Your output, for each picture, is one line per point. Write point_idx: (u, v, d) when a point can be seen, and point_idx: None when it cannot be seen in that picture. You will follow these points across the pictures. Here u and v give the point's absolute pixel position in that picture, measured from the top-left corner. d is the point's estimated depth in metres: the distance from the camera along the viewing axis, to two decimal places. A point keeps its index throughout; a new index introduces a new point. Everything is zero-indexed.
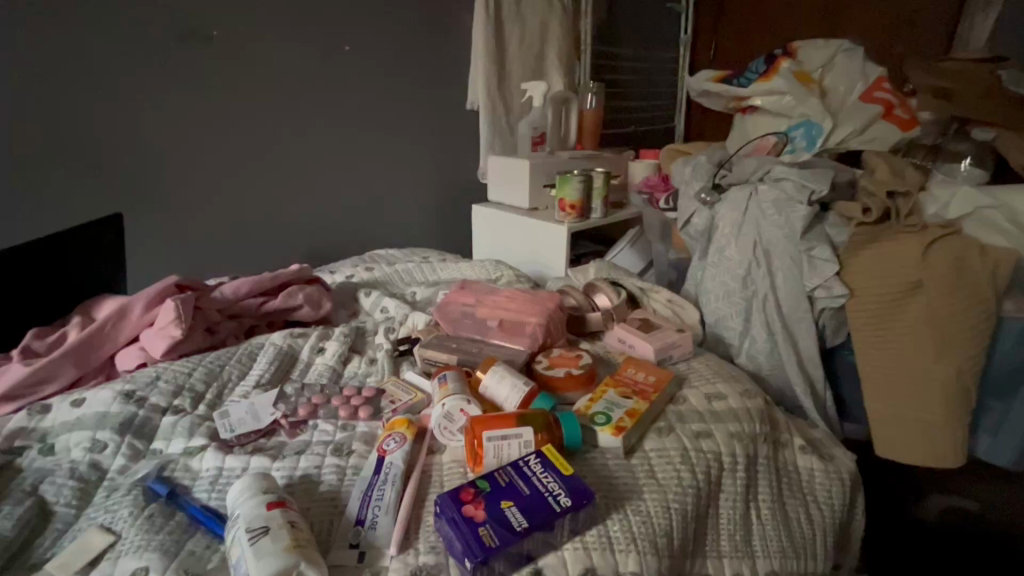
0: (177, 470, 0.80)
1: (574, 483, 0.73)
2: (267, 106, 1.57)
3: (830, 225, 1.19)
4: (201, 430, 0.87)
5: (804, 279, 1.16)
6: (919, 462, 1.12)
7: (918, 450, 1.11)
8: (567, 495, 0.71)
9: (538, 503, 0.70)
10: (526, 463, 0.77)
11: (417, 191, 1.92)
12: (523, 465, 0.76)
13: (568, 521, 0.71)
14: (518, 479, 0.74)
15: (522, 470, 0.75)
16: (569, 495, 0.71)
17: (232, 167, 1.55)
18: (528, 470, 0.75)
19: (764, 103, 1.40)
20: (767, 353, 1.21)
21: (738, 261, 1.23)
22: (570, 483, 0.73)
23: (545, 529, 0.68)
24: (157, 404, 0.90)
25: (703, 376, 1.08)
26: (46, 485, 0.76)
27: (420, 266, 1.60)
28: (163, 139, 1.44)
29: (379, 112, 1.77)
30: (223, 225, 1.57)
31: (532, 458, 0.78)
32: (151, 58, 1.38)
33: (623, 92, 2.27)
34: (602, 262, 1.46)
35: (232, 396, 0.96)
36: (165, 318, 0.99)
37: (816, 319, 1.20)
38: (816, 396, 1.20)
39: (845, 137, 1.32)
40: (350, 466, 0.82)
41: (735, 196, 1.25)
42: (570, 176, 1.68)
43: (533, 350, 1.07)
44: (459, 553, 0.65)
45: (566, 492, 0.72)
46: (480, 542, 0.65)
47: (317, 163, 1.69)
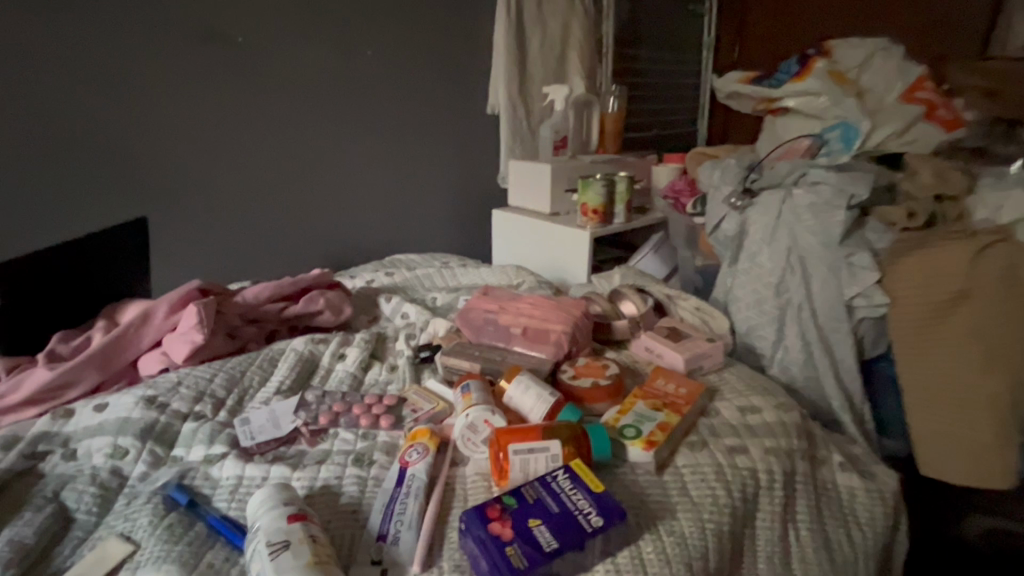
0: (197, 479, 0.79)
1: (604, 503, 0.70)
2: (288, 110, 1.57)
3: (870, 231, 1.13)
4: (221, 437, 0.85)
5: (842, 287, 1.12)
6: (965, 483, 1.06)
7: (965, 471, 1.05)
8: (597, 515, 0.68)
9: (566, 522, 0.67)
10: (555, 478, 0.73)
11: (437, 195, 1.91)
12: (550, 479, 0.73)
13: (599, 542, 0.68)
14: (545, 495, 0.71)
15: (549, 484, 0.72)
16: (600, 513, 0.68)
17: (254, 172, 1.55)
18: (556, 485, 0.72)
19: (797, 104, 1.34)
20: (802, 364, 1.16)
21: (772, 268, 1.18)
22: (600, 501, 0.70)
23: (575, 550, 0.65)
24: (178, 410, 0.88)
25: (735, 388, 1.03)
26: (67, 492, 0.76)
27: (440, 272, 1.59)
28: (188, 143, 1.45)
29: (400, 115, 1.77)
30: (245, 229, 1.57)
31: (560, 472, 0.74)
32: (177, 63, 1.40)
33: (645, 94, 2.24)
34: (626, 268, 1.42)
35: (253, 402, 0.95)
36: (187, 323, 0.99)
37: (856, 330, 1.15)
38: (854, 410, 1.15)
39: (884, 140, 1.26)
40: (371, 477, 0.80)
41: (768, 200, 1.20)
42: (593, 180, 1.66)
43: (557, 359, 1.03)
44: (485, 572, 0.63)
45: (597, 510, 0.68)
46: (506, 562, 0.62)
47: (338, 167, 1.68)
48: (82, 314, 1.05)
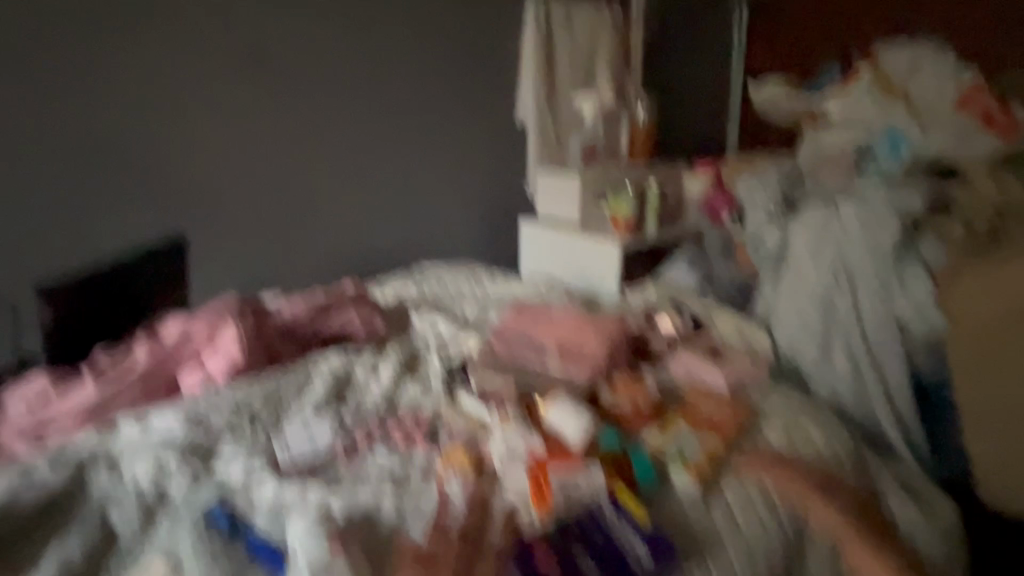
0: (238, 497, 0.79)
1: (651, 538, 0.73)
2: (320, 125, 1.60)
3: (924, 246, 1.09)
4: (260, 455, 0.86)
5: (892, 302, 1.09)
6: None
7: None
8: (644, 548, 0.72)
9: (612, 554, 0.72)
10: (601, 510, 0.76)
11: (465, 206, 1.90)
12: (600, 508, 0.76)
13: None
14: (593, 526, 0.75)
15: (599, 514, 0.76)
16: (648, 549, 0.72)
17: (287, 186, 1.57)
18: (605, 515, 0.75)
19: (840, 107, 1.33)
20: (850, 384, 1.10)
21: (818, 282, 1.13)
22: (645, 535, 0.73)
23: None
24: (219, 427, 0.90)
25: (781, 410, 0.99)
26: (112, 509, 0.76)
27: (470, 284, 1.58)
28: (225, 159, 1.48)
29: (428, 128, 1.77)
30: (278, 243, 1.58)
31: (606, 504, 0.76)
32: (216, 83, 1.45)
33: (675, 101, 2.20)
34: (662, 282, 1.38)
35: (289, 418, 0.95)
36: (227, 341, 1.02)
37: (908, 349, 1.10)
38: (909, 434, 1.09)
39: (942, 147, 1.20)
40: (409, 499, 0.79)
41: (810, 214, 1.17)
42: (623, 195, 1.69)
43: (593, 378, 1.01)
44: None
45: (644, 546, 0.72)
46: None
47: (368, 180, 1.70)
48: (124, 332, 1.07)
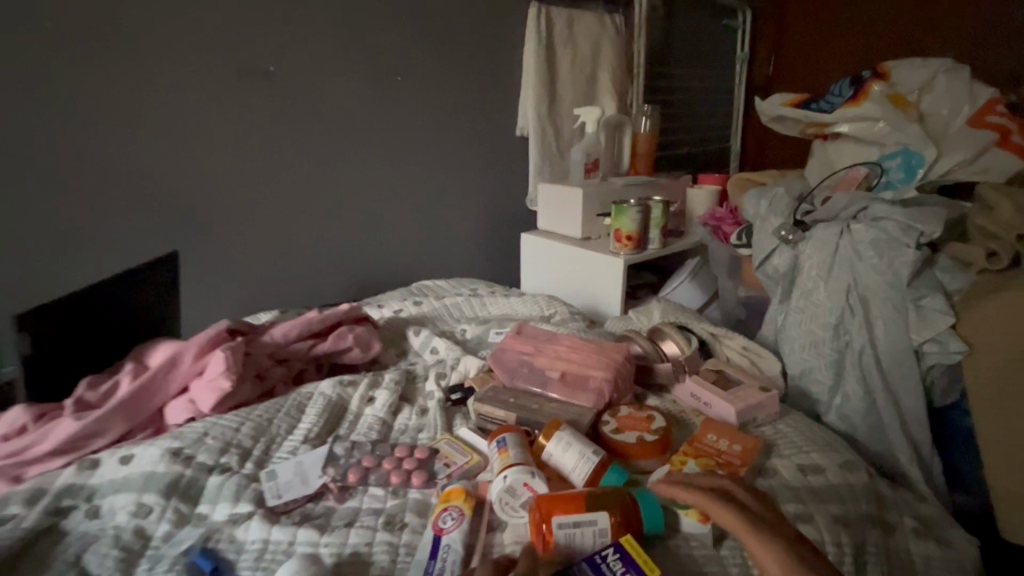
0: (222, 541, 0.75)
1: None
2: (320, 138, 1.56)
3: (940, 270, 1.07)
4: (247, 494, 0.81)
5: (909, 332, 1.04)
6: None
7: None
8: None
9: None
10: (604, 559, 0.67)
11: (465, 220, 1.87)
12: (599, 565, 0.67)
13: None
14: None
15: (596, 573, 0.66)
16: None
17: (283, 201, 1.54)
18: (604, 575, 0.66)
19: (852, 129, 1.26)
20: (864, 412, 1.06)
21: (829, 307, 1.10)
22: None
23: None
24: (204, 462, 0.85)
25: (793, 443, 0.95)
26: (89, 555, 0.72)
27: (469, 300, 1.54)
28: (220, 174, 1.45)
29: (428, 141, 1.74)
30: (273, 258, 1.55)
31: (610, 552, 0.68)
32: (213, 97, 1.41)
33: (679, 113, 2.17)
34: (666, 302, 1.34)
35: (280, 452, 0.91)
36: (214, 369, 0.96)
37: (924, 376, 1.06)
38: (923, 464, 1.05)
39: (950, 169, 1.18)
40: (403, 544, 0.75)
41: (823, 234, 1.13)
42: (627, 207, 1.59)
43: (599, 408, 0.98)
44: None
45: None
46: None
47: (367, 194, 1.67)
48: (108, 355, 1.03)
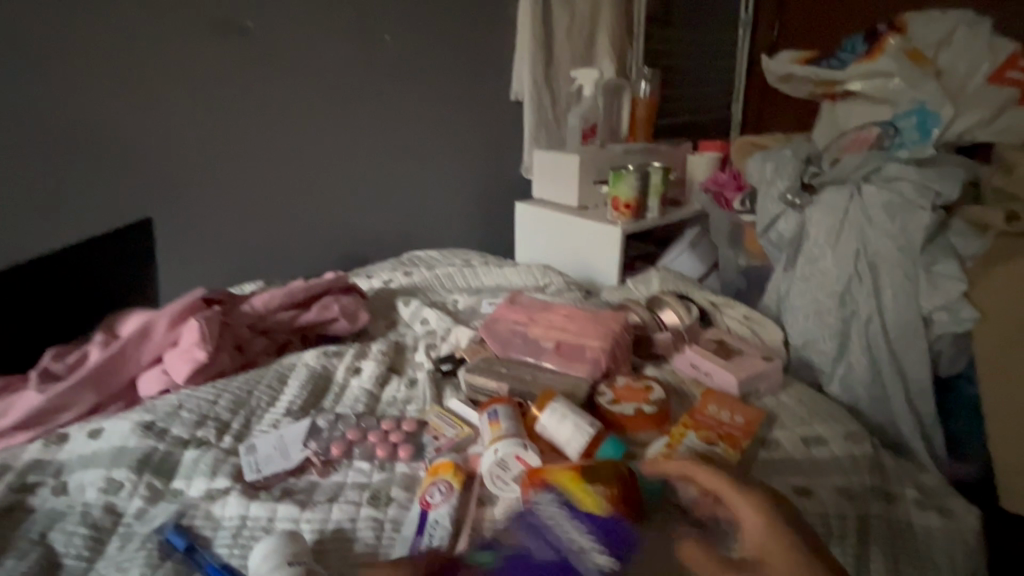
0: (198, 518, 0.71)
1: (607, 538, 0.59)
2: (303, 101, 1.48)
3: (955, 235, 1.02)
4: (225, 468, 0.77)
5: (919, 299, 1.00)
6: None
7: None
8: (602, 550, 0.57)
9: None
10: (540, 506, 0.63)
11: (458, 188, 1.79)
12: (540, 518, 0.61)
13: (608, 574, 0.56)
14: (533, 543, 0.59)
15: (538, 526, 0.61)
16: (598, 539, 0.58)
17: (265, 167, 1.46)
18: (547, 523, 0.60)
19: (865, 87, 1.20)
20: (868, 383, 1.03)
21: (836, 275, 1.05)
22: (600, 531, 0.59)
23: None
24: (179, 436, 0.81)
25: (796, 415, 0.91)
26: (55, 533, 0.68)
27: (461, 271, 1.48)
28: (197, 138, 1.37)
29: (418, 105, 1.66)
30: (256, 227, 1.48)
31: (547, 499, 0.64)
32: (188, 55, 1.32)
33: (681, 77, 2.07)
34: (665, 270, 1.29)
35: (260, 426, 0.87)
36: (189, 339, 0.91)
37: (931, 346, 1.02)
38: (926, 436, 1.02)
39: (969, 127, 1.11)
40: (389, 520, 0.71)
41: (832, 198, 1.08)
42: (625, 173, 1.54)
43: (595, 378, 0.93)
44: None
45: (593, 536, 0.58)
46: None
47: (354, 161, 1.59)
48: (78, 326, 0.98)
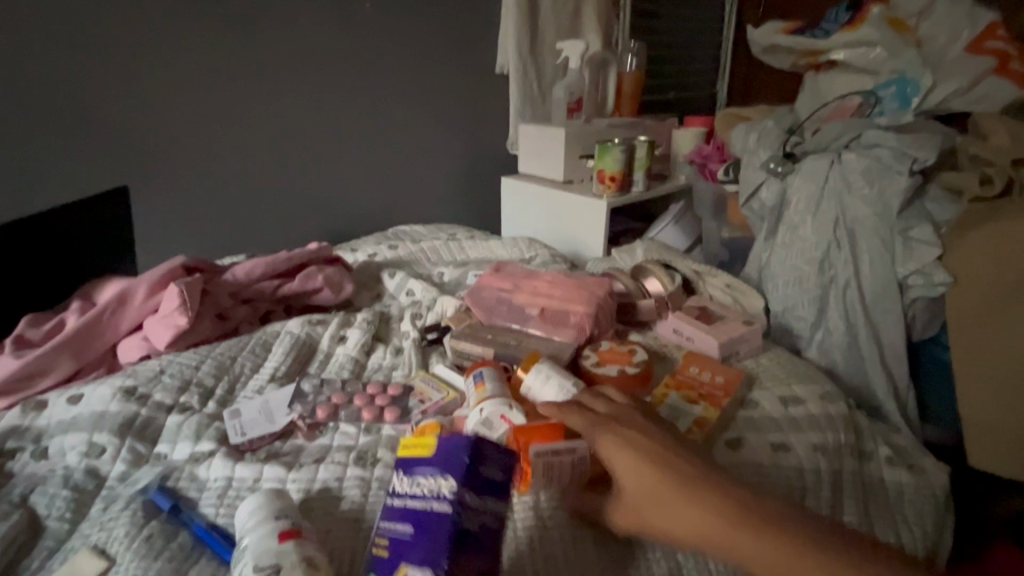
0: (182, 480, 0.71)
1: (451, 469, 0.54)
2: (282, 70, 1.44)
3: (932, 202, 1.05)
4: (209, 433, 0.77)
5: (895, 264, 1.02)
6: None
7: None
8: (445, 479, 0.53)
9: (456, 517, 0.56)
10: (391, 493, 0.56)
11: (443, 163, 1.76)
12: (391, 506, 0.55)
13: (474, 490, 0.53)
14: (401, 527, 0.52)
15: (390, 516, 0.54)
16: (444, 471, 0.54)
17: (243, 138, 1.43)
18: (399, 503, 0.55)
19: (847, 57, 1.22)
20: (844, 348, 1.06)
21: (816, 243, 1.08)
22: (446, 463, 0.54)
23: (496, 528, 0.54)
24: (161, 402, 0.80)
25: (774, 376, 0.94)
26: (37, 496, 0.68)
27: (447, 244, 1.47)
28: (173, 107, 1.33)
29: (402, 76, 1.62)
30: (234, 199, 1.45)
31: (396, 481, 0.57)
32: (161, 20, 1.28)
33: (668, 52, 2.06)
34: (650, 241, 1.30)
35: (244, 392, 0.87)
36: (168, 305, 0.90)
37: (906, 311, 1.05)
38: (900, 398, 1.05)
39: (947, 96, 1.13)
40: (375, 479, 0.71)
41: (813, 165, 1.10)
42: (611, 145, 1.52)
43: (579, 342, 0.95)
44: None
45: (440, 473, 0.54)
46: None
47: (337, 134, 1.55)
48: (55, 295, 0.96)
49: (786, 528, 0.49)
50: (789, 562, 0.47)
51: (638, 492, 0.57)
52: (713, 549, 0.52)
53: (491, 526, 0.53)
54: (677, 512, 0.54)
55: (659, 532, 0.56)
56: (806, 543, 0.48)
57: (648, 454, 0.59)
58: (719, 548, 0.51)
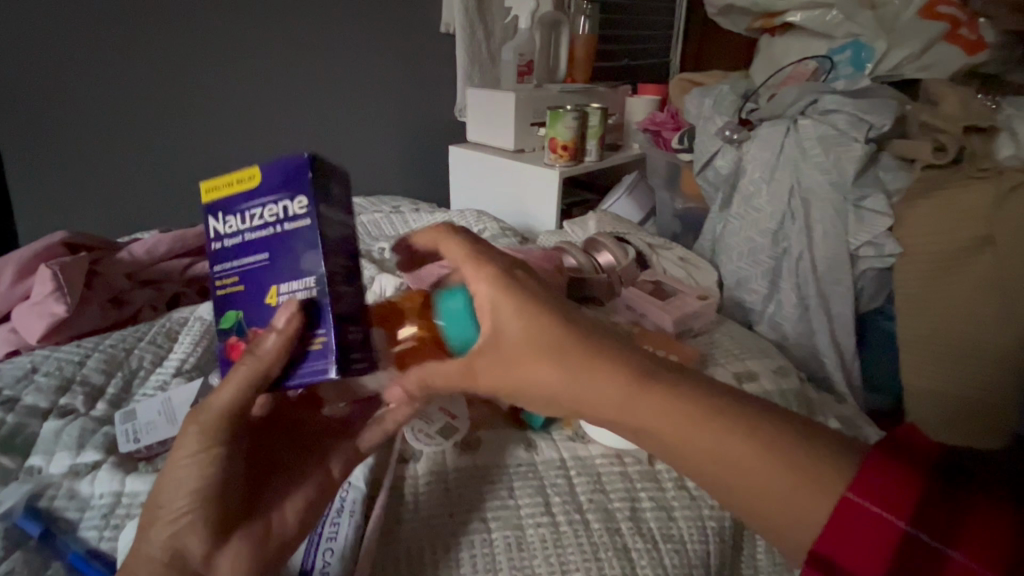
0: (58, 499, 0.59)
1: (287, 176, 0.46)
2: (190, 24, 1.27)
3: (884, 169, 1.01)
4: (94, 440, 0.65)
5: (848, 235, 1.01)
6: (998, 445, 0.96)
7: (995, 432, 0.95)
8: (297, 201, 0.46)
9: (286, 261, 0.46)
10: (218, 241, 0.49)
11: (386, 131, 1.62)
12: (214, 246, 0.48)
13: (244, 217, 0.48)
14: (232, 267, 0.48)
15: (231, 256, 0.48)
16: (228, 216, 0.48)
17: (145, 102, 1.26)
18: (233, 241, 0.48)
19: (802, 19, 1.19)
20: (796, 320, 1.05)
21: (770, 213, 1.06)
22: (230, 208, 0.48)
23: (319, 236, 0.45)
24: (35, 405, 0.69)
25: (728, 351, 0.90)
26: None
27: (390, 218, 1.36)
28: (60, 68, 1.17)
29: (334, 33, 1.45)
30: (140, 169, 1.30)
31: (214, 226, 0.49)
32: None
33: (624, 16, 1.97)
34: (603, 214, 1.25)
35: (143, 389, 0.74)
36: (40, 291, 0.80)
37: (856, 282, 1.04)
38: (846, 369, 1.05)
39: (901, 63, 1.11)
40: None
41: (769, 133, 1.07)
42: (563, 112, 1.43)
43: None
44: (321, 359, 0.45)
45: (235, 218, 0.48)
46: (337, 356, 0.45)
47: (262, 98, 1.40)
48: None
49: (716, 400, 0.42)
50: (714, 434, 0.41)
51: (531, 357, 0.45)
52: (628, 417, 0.43)
53: (271, 242, 0.47)
54: (604, 377, 0.44)
55: (536, 392, 0.46)
56: (737, 416, 0.41)
57: (538, 309, 0.46)
58: (635, 423, 0.43)
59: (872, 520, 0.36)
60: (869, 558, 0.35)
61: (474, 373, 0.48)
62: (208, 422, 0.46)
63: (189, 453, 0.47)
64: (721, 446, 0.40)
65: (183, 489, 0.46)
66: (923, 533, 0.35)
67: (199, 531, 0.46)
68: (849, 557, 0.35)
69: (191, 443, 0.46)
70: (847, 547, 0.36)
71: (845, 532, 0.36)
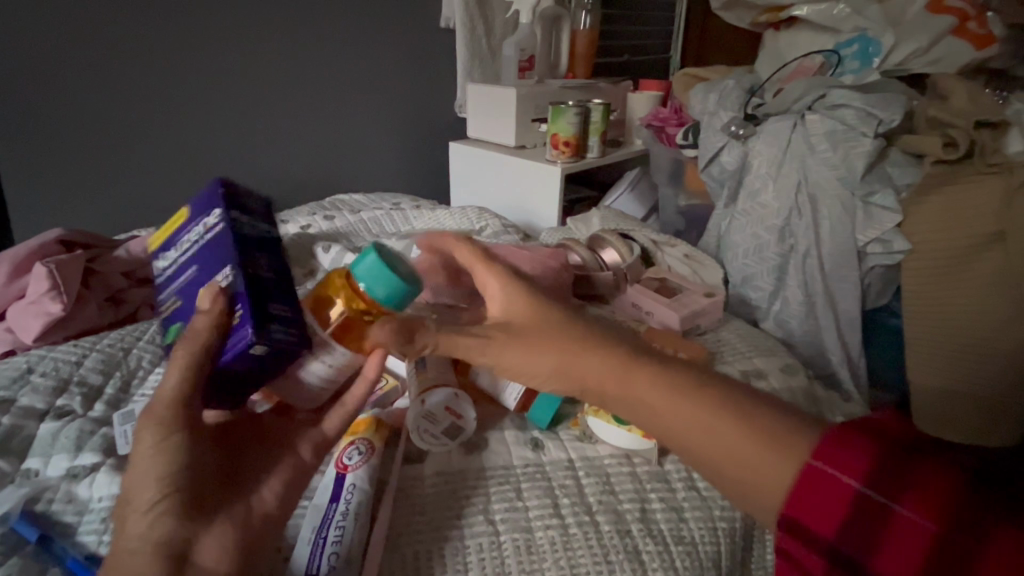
0: (56, 503, 0.58)
1: (204, 203, 0.60)
2: (186, 18, 1.24)
3: (893, 164, 1.00)
4: (92, 442, 0.63)
5: (856, 231, 0.99)
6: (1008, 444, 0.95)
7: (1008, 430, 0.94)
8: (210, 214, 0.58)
9: (203, 262, 0.56)
10: (160, 273, 0.62)
11: (385, 127, 1.60)
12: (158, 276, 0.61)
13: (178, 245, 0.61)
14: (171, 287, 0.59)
15: (172, 279, 0.60)
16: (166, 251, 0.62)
17: (142, 98, 1.24)
18: (172, 268, 0.60)
19: (809, 12, 1.17)
20: (802, 317, 1.04)
21: (777, 209, 1.04)
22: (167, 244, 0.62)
23: (226, 234, 0.55)
24: (31, 407, 0.67)
25: (736, 349, 0.89)
26: None
27: (391, 215, 1.34)
28: (54, 63, 1.14)
29: (332, 28, 1.43)
30: (137, 165, 1.28)
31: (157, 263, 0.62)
32: None
33: (625, 10, 1.95)
34: (608, 210, 1.23)
35: (142, 389, 0.72)
36: (35, 289, 0.79)
37: (862, 279, 1.03)
38: (852, 366, 1.04)
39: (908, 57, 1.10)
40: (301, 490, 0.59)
41: (776, 128, 1.06)
42: (565, 108, 1.41)
43: None
44: (240, 329, 0.49)
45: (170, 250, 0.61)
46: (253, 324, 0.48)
47: (259, 94, 1.38)
48: None
49: (687, 378, 0.46)
50: (693, 408, 0.44)
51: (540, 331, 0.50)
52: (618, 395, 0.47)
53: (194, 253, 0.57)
54: (590, 359, 0.48)
55: (535, 369, 0.49)
56: (697, 394, 0.45)
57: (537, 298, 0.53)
58: (619, 401, 0.47)
59: (832, 483, 0.39)
60: (823, 514, 0.39)
61: (488, 350, 0.51)
62: (164, 410, 0.47)
63: (153, 443, 0.46)
64: (700, 420, 0.43)
65: (152, 476, 0.45)
66: (875, 493, 0.39)
67: (176, 515, 0.44)
68: (810, 514, 0.40)
69: (150, 436, 0.46)
70: (811, 508, 0.40)
71: (808, 493, 0.40)
